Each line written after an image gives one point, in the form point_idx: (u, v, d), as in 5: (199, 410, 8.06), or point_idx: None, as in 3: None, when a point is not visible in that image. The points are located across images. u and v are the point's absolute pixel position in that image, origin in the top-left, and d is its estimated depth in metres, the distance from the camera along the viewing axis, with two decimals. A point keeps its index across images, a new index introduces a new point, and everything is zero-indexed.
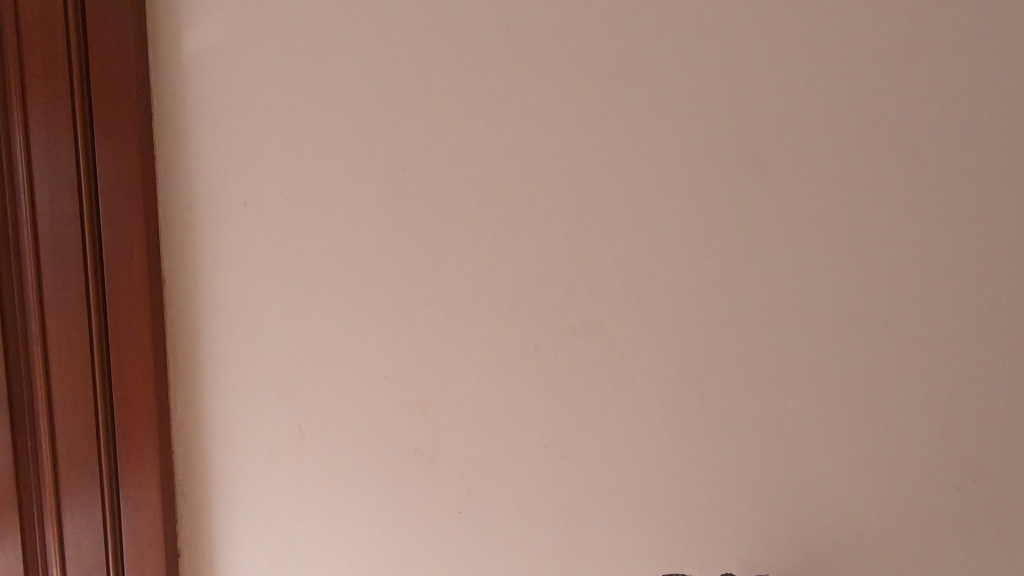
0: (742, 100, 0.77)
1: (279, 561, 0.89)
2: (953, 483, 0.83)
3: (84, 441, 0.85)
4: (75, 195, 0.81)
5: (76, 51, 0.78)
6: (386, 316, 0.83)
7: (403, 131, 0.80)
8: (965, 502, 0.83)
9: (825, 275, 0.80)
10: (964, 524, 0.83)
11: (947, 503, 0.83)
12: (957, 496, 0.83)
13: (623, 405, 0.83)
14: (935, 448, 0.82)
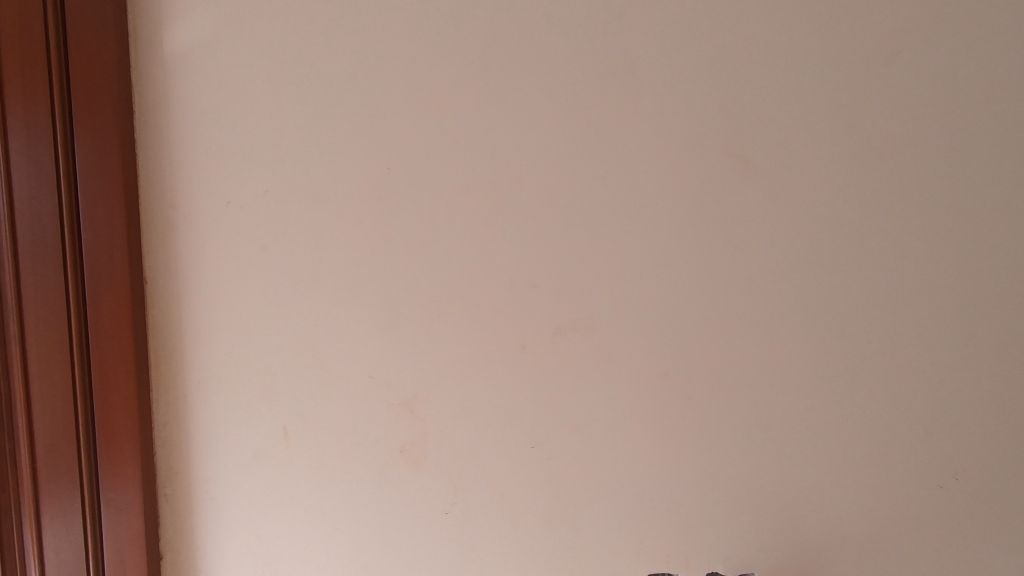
0: (784, 94, 0.64)
1: (261, 562, 0.74)
2: (993, 511, 0.65)
3: (64, 456, 0.70)
4: (55, 172, 0.68)
5: (53, 53, 0.67)
6: (421, 370, 0.69)
7: (449, 153, 0.67)
8: (1007, 536, 0.65)
9: (968, 356, 0.64)
10: (990, 548, 0.65)
11: (994, 538, 0.65)
12: (994, 525, 0.65)
13: (705, 496, 0.68)
14: (997, 498, 0.65)
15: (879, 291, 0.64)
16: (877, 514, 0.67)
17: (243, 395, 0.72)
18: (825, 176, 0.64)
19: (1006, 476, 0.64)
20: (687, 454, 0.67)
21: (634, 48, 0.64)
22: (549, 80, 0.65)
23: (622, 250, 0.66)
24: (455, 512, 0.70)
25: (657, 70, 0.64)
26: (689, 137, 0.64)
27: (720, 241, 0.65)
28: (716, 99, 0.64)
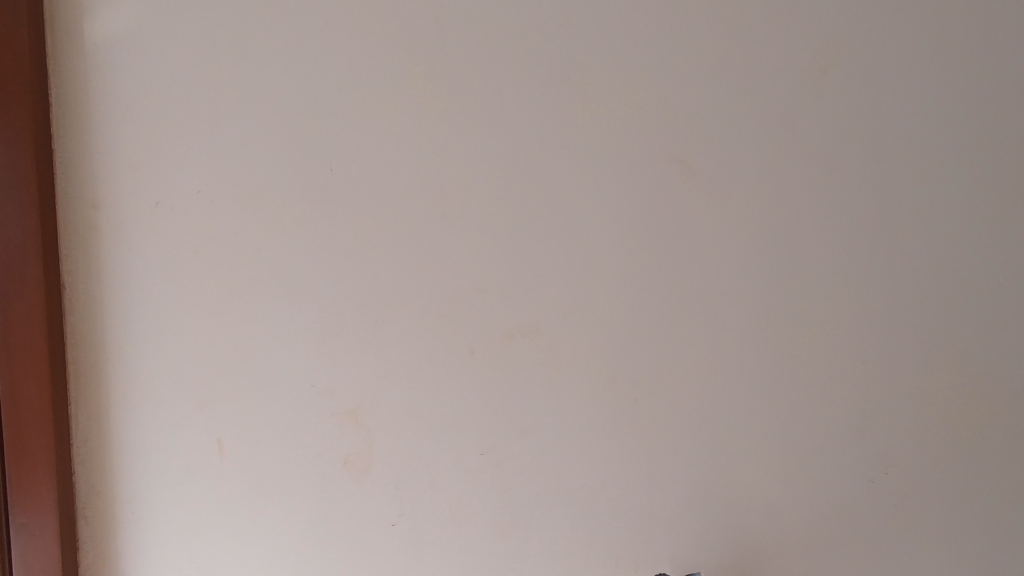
0: (727, 102, 0.64)
1: None
2: (938, 507, 0.66)
3: None
4: None
5: None
6: (366, 378, 0.67)
7: (395, 154, 0.65)
8: (948, 530, 0.67)
9: (907, 359, 0.65)
10: (935, 542, 0.67)
11: (937, 533, 0.66)
12: (936, 521, 0.66)
13: (653, 500, 0.68)
14: (936, 496, 0.66)
15: (820, 295, 0.65)
16: (822, 517, 0.67)
17: (173, 407, 0.68)
18: (769, 182, 0.65)
19: (943, 472, 0.66)
20: (635, 458, 0.68)
21: (581, 52, 0.64)
22: (496, 84, 0.64)
23: (571, 255, 0.66)
24: (402, 523, 0.68)
25: (603, 75, 0.64)
26: (636, 141, 0.64)
27: (665, 247, 0.65)
28: (661, 105, 0.64)
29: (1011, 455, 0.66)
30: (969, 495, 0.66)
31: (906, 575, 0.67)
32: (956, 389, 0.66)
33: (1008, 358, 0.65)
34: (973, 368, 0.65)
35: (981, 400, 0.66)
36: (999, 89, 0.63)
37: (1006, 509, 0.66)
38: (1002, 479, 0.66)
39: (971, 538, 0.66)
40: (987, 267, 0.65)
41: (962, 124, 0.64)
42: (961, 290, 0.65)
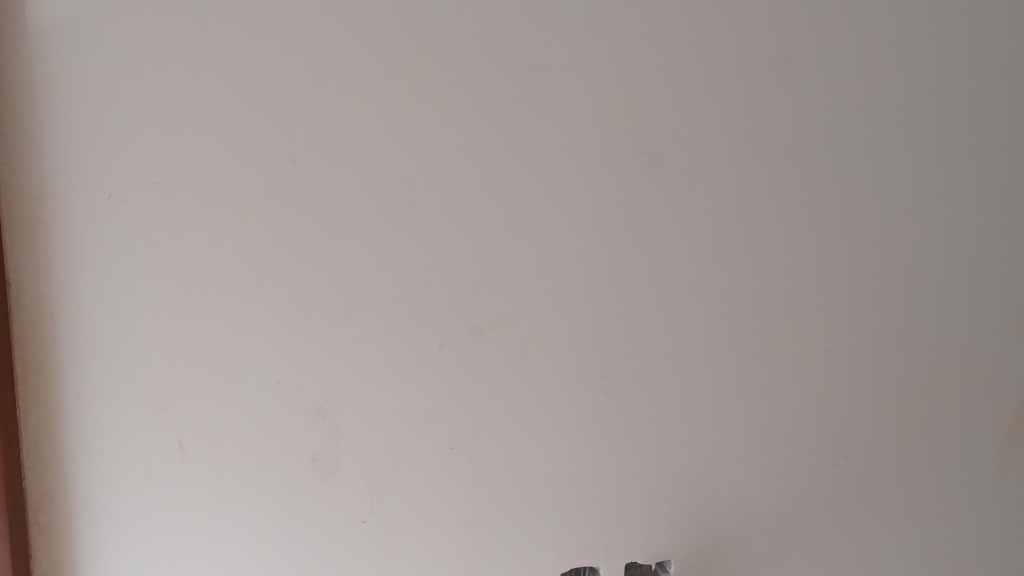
0: (693, 94, 0.65)
1: None
2: (875, 470, 0.72)
3: None
4: None
5: None
6: (333, 374, 0.66)
7: (360, 146, 0.64)
8: (884, 489, 0.73)
9: (853, 338, 0.70)
10: (872, 502, 0.73)
11: (874, 493, 0.73)
12: (874, 483, 0.73)
13: (625, 490, 0.69)
14: (875, 461, 0.72)
15: (778, 281, 0.68)
16: (776, 487, 0.71)
17: (130, 408, 0.65)
18: (732, 173, 0.66)
19: (882, 439, 0.72)
20: (605, 447, 0.68)
21: (548, 43, 0.63)
22: (463, 74, 0.63)
23: (540, 247, 0.65)
24: (372, 521, 0.67)
25: (572, 66, 0.64)
26: (604, 134, 0.65)
27: (633, 238, 0.66)
28: (629, 97, 0.64)
29: (936, 420, 0.73)
30: (903, 458, 0.73)
31: (847, 533, 0.73)
32: (894, 364, 0.71)
33: (936, 334, 0.72)
34: (908, 344, 0.71)
35: (915, 373, 0.72)
36: (947, 95, 0.68)
37: (931, 467, 0.73)
38: (929, 441, 0.73)
39: (902, 494, 0.73)
40: (923, 252, 0.70)
41: (907, 120, 0.67)
42: (901, 274, 0.70)
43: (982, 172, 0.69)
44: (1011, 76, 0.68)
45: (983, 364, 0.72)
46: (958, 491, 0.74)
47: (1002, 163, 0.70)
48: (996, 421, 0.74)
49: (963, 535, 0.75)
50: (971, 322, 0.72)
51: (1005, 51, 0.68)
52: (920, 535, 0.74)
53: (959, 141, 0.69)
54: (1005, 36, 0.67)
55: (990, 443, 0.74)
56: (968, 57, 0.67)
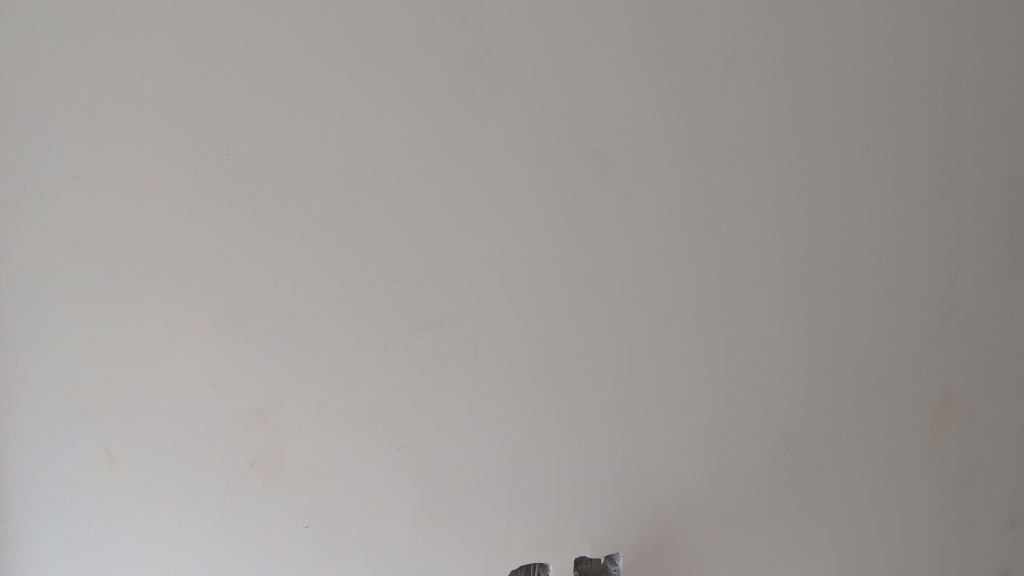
0: (636, 93, 0.65)
1: None
2: (812, 458, 0.75)
3: None
4: None
5: None
6: (273, 376, 0.64)
7: (300, 139, 0.61)
8: (820, 477, 0.76)
9: (790, 332, 0.73)
10: (808, 489, 0.75)
11: (810, 480, 0.75)
12: (811, 471, 0.75)
13: (573, 485, 0.69)
14: (811, 450, 0.75)
15: (719, 277, 0.70)
16: (719, 478, 0.73)
17: (53, 414, 0.62)
18: (675, 171, 0.67)
19: (817, 429, 0.75)
20: (552, 443, 0.68)
21: (494, 37, 0.62)
22: (406, 68, 0.62)
23: (487, 244, 0.65)
24: (315, 526, 0.66)
25: (517, 62, 0.63)
26: (550, 131, 0.64)
27: (579, 235, 0.66)
28: (573, 94, 0.64)
29: (867, 410, 0.76)
30: (837, 446, 0.76)
31: (785, 520, 0.75)
32: (828, 356, 0.74)
33: (867, 327, 0.75)
34: (841, 336, 0.74)
35: (846, 364, 0.75)
36: (876, 98, 0.71)
37: (862, 455, 0.77)
38: (860, 429, 0.76)
39: (836, 481, 0.76)
40: (854, 248, 0.73)
41: (838, 121, 0.70)
42: (834, 270, 0.73)
43: (910, 173, 0.73)
44: (933, 83, 0.72)
45: (911, 356, 0.76)
46: (890, 477, 0.78)
47: (927, 165, 0.73)
48: (922, 409, 0.78)
49: (895, 520, 0.79)
50: (901, 316, 0.75)
51: (927, 59, 0.72)
52: (854, 520, 0.78)
53: (888, 144, 0.72)
54: (928, 45, 0.72)
55: (917, 430, 0.78)
56: (895, 64, 0.71)
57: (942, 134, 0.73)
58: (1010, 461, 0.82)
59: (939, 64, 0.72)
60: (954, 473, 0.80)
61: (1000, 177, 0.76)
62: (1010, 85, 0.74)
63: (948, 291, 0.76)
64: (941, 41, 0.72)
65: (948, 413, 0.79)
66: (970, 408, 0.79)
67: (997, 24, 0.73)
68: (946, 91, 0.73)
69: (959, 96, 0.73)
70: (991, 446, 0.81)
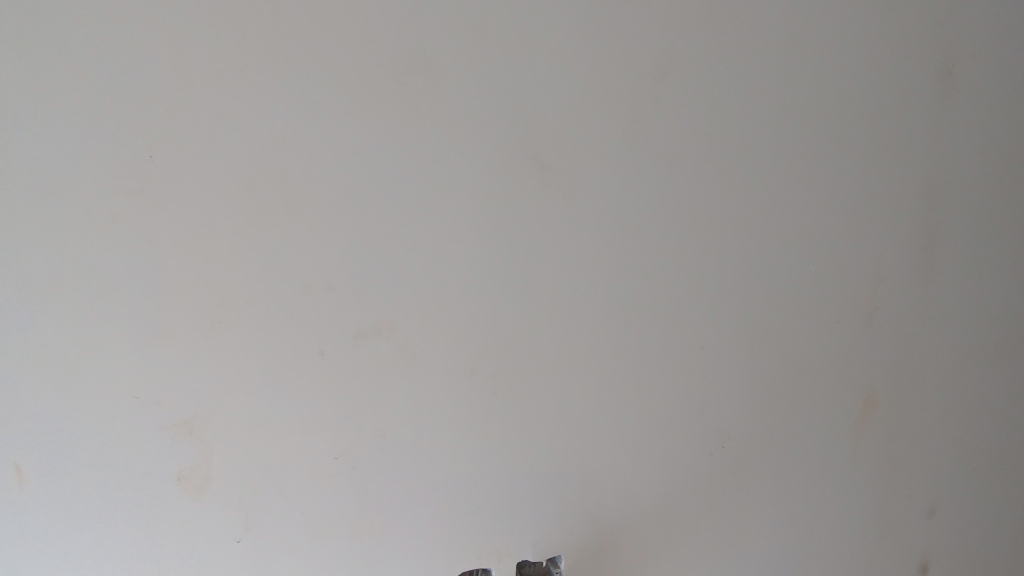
0: (574, 102, 0.66)
1: None
2: (745, 455, 0.78)
3: None
4: None
5: None
6: (202, 386, 0.61)
7: (230, 142, 0.59)
8: (752, 474, 0.79)
9: (723, 336, 0.75)
10: (741, 486, 0.78)
11: (743, 477, 0.78)
12: (744, 467, 0.78)
13: (514, 489, 0.70)
14: (743, 449, 0.78)
15: (655, 283, 0.72)
16: (656, 478, 0.75)
17: None
18: (612, 178, 0.68)
19: (749, 428, 0.78)
20: (493, 447, 0.69)
21: (431, 43, 0.62)
22: (341, 70, 0.60)
23: (426, 250, 0.64)
24: (247, 540, 0.64)
25: (455, 68, 0.63)
26: (488, 137, 0.64)
27: (518, 241, 0.67)
28: (511, 102, 0.65)
29: (795, 409, 0.79)
30: (767, 443, 0.79)
31: (720, 516, 0.78)
32: (759, 359, 0.77)
33: (794, 330, 0.78)
34: (770, 339, 0.77)
35: (777, 366, 0.78)
36: (803, 111, 0.74)
37: (791, 451, 0.80)
38: (789, 427, 0.79)
39: (767, 477, 0.79)
40: (783, 255, 0.76)
41: (766, 133, 0.73)
42: (763, 275, 0.75)
43: (833, 183, 0.77)
44: (854, 98, 0.76)
45: (835, 357, 0.80)
46: (816, 472, 0.82)
47: (850, 175, 0.77)
48: (846, 406, 0.82)
49: (821, 511, 0.83)
50: (826, 319, 0.79)
51: (849, 75, 0.76)
52: (783, 513, 0.81)
53: (814, 154, 0.76)
54: (850, 61, 0.75)
55: (841, 427, 0.82)
56: (821, 79, 0.74)
57: (861, 146, 0.78)
58: (926, 454, 0.87)
59: (858, 80, 0.76)
60: (875, 466, 0.84)
61: (915, 186, 0.80)
62: (923, 101, 0.79)
63: (870, 294, 0.80)
64: (862, 58, 0.76)
65: (871, 410, 0.83)
66: (889, 405, 0.84)
67: (912, 42, 0.77)
68: (866, 105, 0.77)
69: (876, 111, 0.77)
70: (911, 440, 0.86)
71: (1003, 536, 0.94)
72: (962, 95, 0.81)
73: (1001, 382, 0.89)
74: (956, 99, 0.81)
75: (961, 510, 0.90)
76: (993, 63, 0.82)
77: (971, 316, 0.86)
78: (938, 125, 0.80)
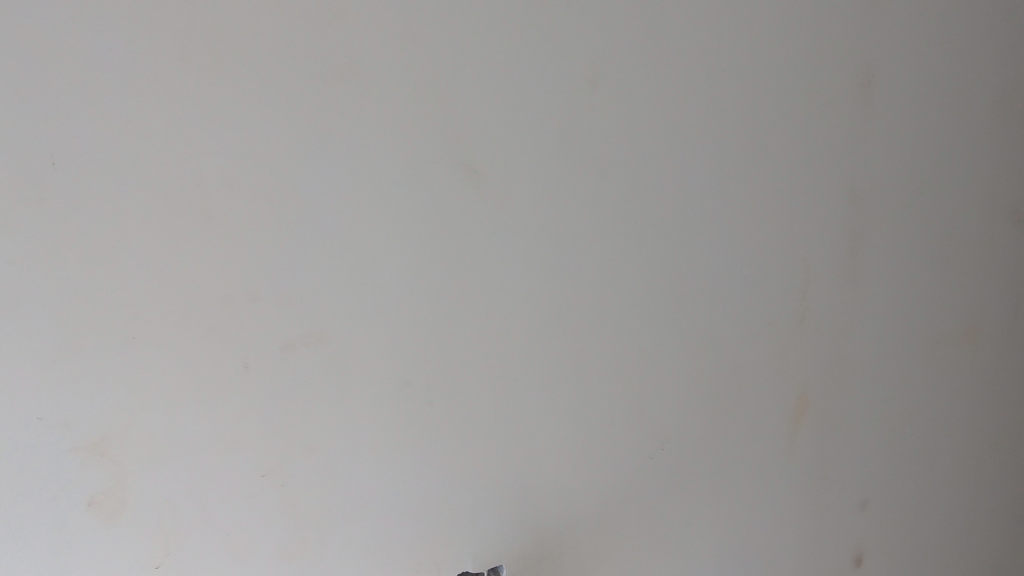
0: (505, 108, 0.66)
1: None
2: (681, 456, 0.79)
3: None
4: None
5: None
6: (114, 404, 0.58)
7: (141, 147, 0.56)
8: (689, 474, 0.80)
9: (658, 340, 0.76)
10: (678, 487, 0.79)
11: (680, 477, 0.79)
12: (681, 468, 0.79)
13: (451, 499, 0.69)
14: (680, 450, 0.79)
15: (589, 289, 0.72)
16: (595, 482, 0.75)
17: None
18: (545, 185, 0.69)
19: (685, 430, 0.79)
20: (429, 457, 0.68)
21: (358, 48, 0.61)
22: (263, 73, 0.58)
23: (357, 259, 0.63)
24: (167, 565, 0.61)
25: (383, 74, 0.62)
26: (420, 143, 0.64)
27: (451, 249, 0.66)
28: (442, 108, 0.64)
29: (729, 409, 0.81)
30: (703, 444, 0.80)
31: (658, 518, 0.79)
32: (693, 361, 0.78)
33: (727, 332, 0.80)
34: (704, 342, 0.78)
35: (711, 367, 0.79)
36: (732, 119, 0.76)
37: (727, 451, 0.82)
38: (723, 428, 0.81)
39: (704, 478, 0.81)
40: (714, 259, 0.78)
41: (695, 141, 0.75)
42: (696, 280, 0.77)
43: (761, 190, 0.79)
44: (780, 106, 0.79)
45: (767, 358, 0.82)
46: (750, 470, 0.84)
47: (778, 181, 0.80)
48: (778, 406, 0.84)
49: (757, 509, 0.85)
50: (758, 321, 0.81)
51: (775, 84, 0.78)
52: (720, 513, 0.83)
53: (742, 161, 0.78)
54: (774, 71, 0.78)
55: (773, 426, 0.84)
56: (748, 87, 0.77)
57: (787, 152, 0.80)
58: (855, 450, 0.90)
59: (782, 90, 0.79)
60: (808, 464, 0.87)
61: (840, 192, 0.84)
62: (844, 110, 0.83)
63: (800, 297, 0.83)
64: (785, 68, 0.78)
65: (803, 410, 0.85)
66: (820, 403, 0.86)
67: (832, 54, 0.81)
68: (790, 114, 0.79)
69: (800, 120, 0.80)
70: (842, 438, 0.89)
71: (930, 526, 0.98)
72: (880, 104, 0.85)
73: (924, 378, 0.93)
74: (875, 107, 0.84)
75: (889, 503, 0.94)
76: (908, 74, 0.86)
77: (894, 316, 0.90)
78: (859, 133, 0.84)
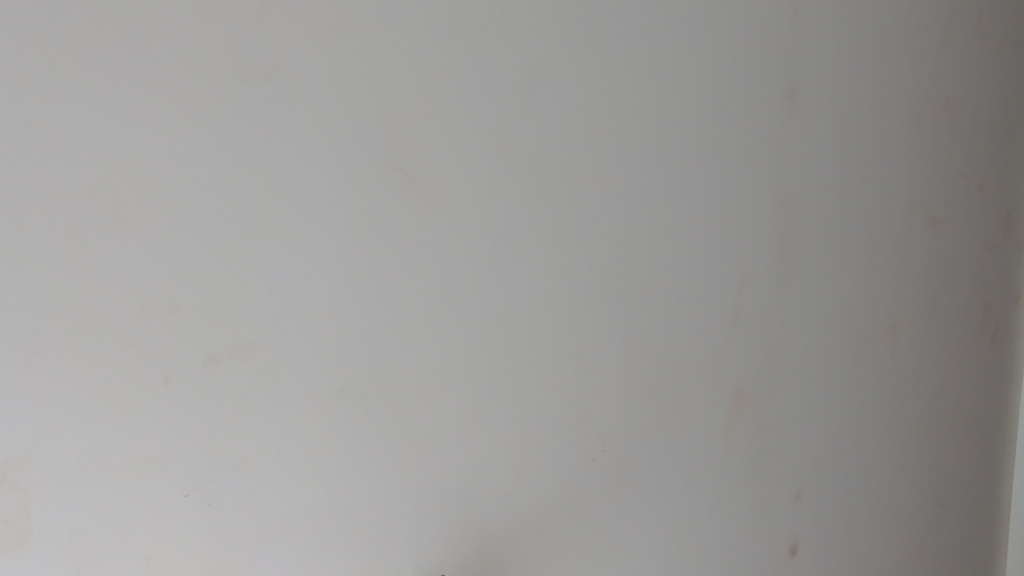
0: (438, 112, 0.65)
1: None
2: (621, 455, 0.80)
3: None
4: None
5: None
6: (15, 427, 0.53)
7: (44, 147, 0.52)
8: (629, 474, 0.81)
9: (595, 341, 0.77)
10: (619, 487, 0.80)
11: (621, 477, 0.80)
12: (621, 467, 0.80)
13: (390, 509, 0.67)
14: (620, 450, 0.80)
15: (527, 292, 0.72)
16: (536, 484, 0.75)
17: None
18: (481, 188, 0.68)
19: (624, 430, 0.80)
20: (366, 466, 0.66)
21: (283, 47, 0.58)
22: (179, 71, 0.55)
23: (285, 265, 0.61)
24: None
25: (311, 75, 0.60)
26: (351, 145, 0.62)
27: (386, 254, 0.65)
28: (373, 109, 0.62)
29: (666, 408, 0.82)
30: (642, 443, 0.81)
31: (599, 517, 0.79)
32: (630, 362, 0.79)
33: (664, 333, 0.81)
34: (641, 343, 0.80)
35: (648, 368, 0.81)
36: (664, 125, 0.78)
37: (665, 449, 0.83)
38: (661, 427, 0.82)
39: (644, 476, 0.82)
40: (649, 261, 0.79)
41: (629, 145, 0.76)
42: (632, 282, 0.78)
43: (693, 193, 0.81)
44: (711, 112, 0.81)
45: (702, 357, 0.84)
46: (688, 467, 0.85)
47: (710, 185, 0.82)
48: (714, 404, 0.86)
49: (695, 505, 0.87)
50: (693, 322, 0.83)
51: (706, 91, 0.80)
52: (660, 510, 0.84)
53: (675, 166, 0.79)
54: (704, 77, 0.80)
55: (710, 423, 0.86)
56: (679, 93, 0.78)
57: (718, 157, 0.82)
58: (788, 443, 0.93)
59: (712, 96, 0.81)
60: (743, 459, 0.89)
61: (769, 195, 0.86)
62: (772, 117, 0.85)
63: (734, 298, 0.86)
64: (715, 75, 0.80)
65: (737, 406, 0.88)
66: (753, 400, 0.89)
67: (759, 63, 0.83)
68: (720, 120, 0.82)
69: (730, 126, 0.82)
70: (775, 433, 0.92)
71: (861, 514, 1.02)
72: (805, 111, 0.88)
73: (851, 373, 0.97)
74: (800, 114, 0.88)
75: (822, 494, 0.97)
76: (831, 83, 0.89)
77: (822, 314, 0.93)
78: (786, 139, 0.87)
